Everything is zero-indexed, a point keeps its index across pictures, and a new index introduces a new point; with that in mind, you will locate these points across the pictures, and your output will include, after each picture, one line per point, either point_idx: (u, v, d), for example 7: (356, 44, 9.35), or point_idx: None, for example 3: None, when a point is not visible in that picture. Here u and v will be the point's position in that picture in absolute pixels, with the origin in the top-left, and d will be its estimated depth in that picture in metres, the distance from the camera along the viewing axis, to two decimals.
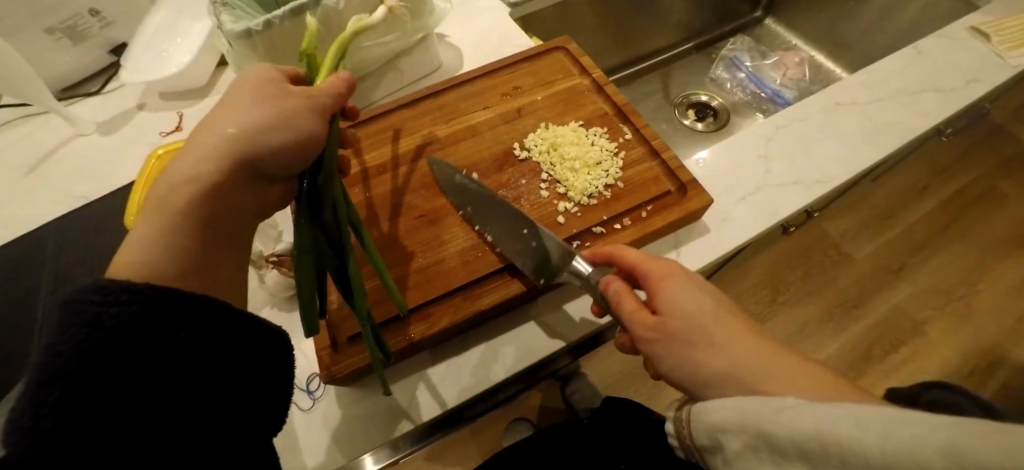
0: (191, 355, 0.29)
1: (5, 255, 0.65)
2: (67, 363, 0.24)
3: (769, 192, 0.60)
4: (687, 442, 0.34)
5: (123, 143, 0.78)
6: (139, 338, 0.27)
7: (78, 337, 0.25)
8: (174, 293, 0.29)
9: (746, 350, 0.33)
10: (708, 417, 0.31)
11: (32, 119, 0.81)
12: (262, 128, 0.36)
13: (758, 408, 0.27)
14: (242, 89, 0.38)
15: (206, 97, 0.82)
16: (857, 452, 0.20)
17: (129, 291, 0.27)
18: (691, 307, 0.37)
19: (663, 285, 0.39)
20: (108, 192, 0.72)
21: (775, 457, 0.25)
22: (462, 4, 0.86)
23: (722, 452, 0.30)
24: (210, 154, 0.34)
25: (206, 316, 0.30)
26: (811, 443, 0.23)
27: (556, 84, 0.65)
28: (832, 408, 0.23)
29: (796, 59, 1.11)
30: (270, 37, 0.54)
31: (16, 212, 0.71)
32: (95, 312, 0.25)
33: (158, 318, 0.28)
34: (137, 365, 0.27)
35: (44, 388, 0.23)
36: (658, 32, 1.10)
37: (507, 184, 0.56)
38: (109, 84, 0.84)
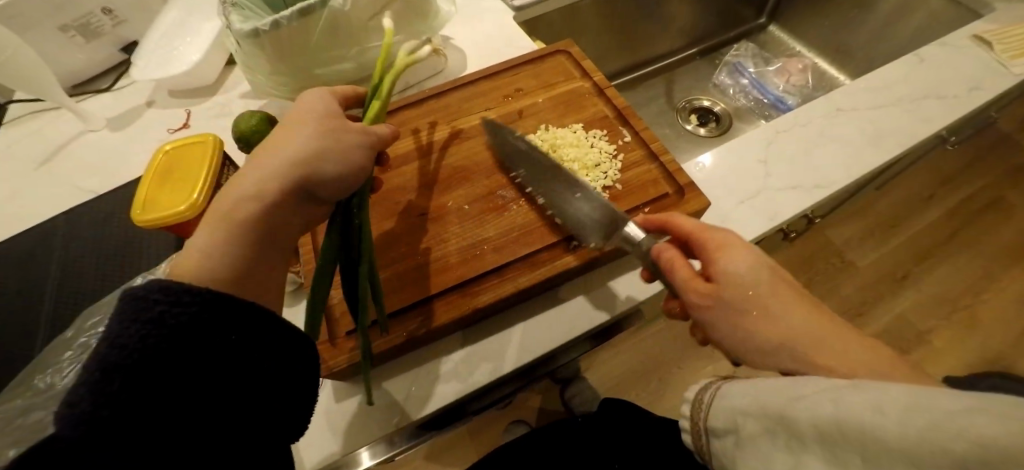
0: (238, 359, 0.28)
1: (17, 246, 0.67)
2: (127, 356, 0.23)
3: (769, 195, 0.61)
4: (700, 426, 0.37)
5: (132, 139, 0.79)
6: (194, 341, 0.26)
7: (141, 333, 0.24)
8: (232, 296, 0.28)
9: (798, 318, 0.35)
10: (730, 402, 0.34)
11: (44, 114, 0.83)
12: (323, 159, 0.34)
13: (779, 399, 0.29)
14: (296, 114, 0.36)
15: (214, 94, 0.84)
16: (872, 438, 0.21)
17: (191, 291, 0.26)
18: (745, 275, 0.38)
19: (718, 254, 0.40)
20: (116, 186, 0.73)
21: (789, 443, 0.27)
22: (467, 7, 0.87)
23: (736, 436, 0.32)
24: (269, 176, 0.32)
25: (257, 321, 0.30)
26: (831, 430, 0.24)
27: (557, 86, 0.66)
28: (854, 395, 0.24)
29: (800, 65, 1.11)
30: (278, 36, 0.55)
31: (26, 205, 0.73)
32: (159, 310, 0.25)
33: (213, 320, 0.27)
34: (188, 365, 0.26)
35: (104, 377, 0.23)
36: (662, 37, 1.11)
37: (507, 184, 0.56)
38: (119, 81, 0.86)
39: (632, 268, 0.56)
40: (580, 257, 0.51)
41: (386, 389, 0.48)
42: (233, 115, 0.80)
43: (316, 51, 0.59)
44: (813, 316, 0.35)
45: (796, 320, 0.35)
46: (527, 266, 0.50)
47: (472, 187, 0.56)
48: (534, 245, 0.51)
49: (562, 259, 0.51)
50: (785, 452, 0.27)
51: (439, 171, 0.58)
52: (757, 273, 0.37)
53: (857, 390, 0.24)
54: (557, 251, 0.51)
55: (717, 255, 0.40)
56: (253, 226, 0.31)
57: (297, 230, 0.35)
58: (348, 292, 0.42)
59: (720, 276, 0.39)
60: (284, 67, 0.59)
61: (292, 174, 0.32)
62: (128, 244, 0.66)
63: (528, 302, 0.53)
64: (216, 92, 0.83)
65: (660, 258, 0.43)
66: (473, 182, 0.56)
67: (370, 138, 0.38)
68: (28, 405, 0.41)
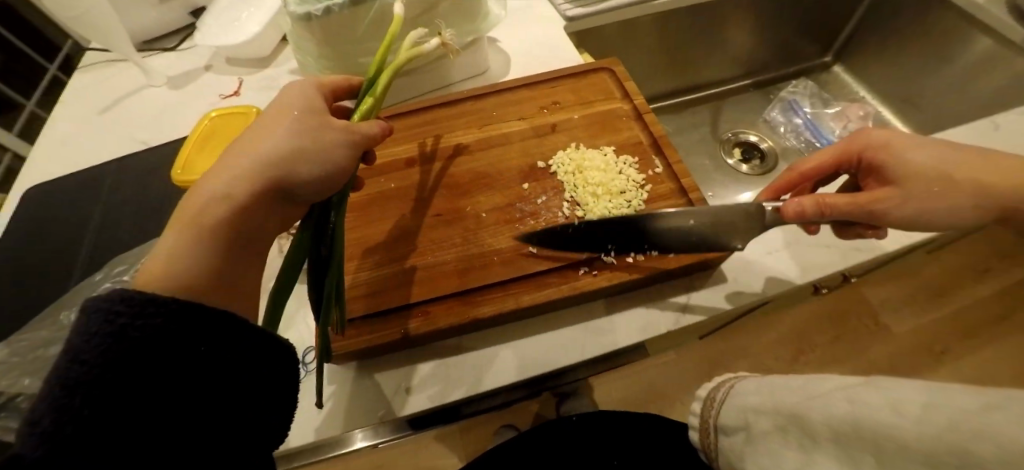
0: (207, 371, 0.28)
1: (73, 184, 0.73)
2: (89, 371, 0.23)
3: (802, 247, 0.57)
4: (709, 424, 0.47)
5: (186, 99, 0.84)
6: (159, 353, 0.26)
7: (101, 347, 0.24)
8: (197, 305, 0.28)
9: (973, 172, 0.44)
10: (743, 401, 0.41)
11: (116, 65, 0.90)
12: (301, 156, 0.35)
13: (794, 401, 0.34)
14: (276, 109, 0.37)
15: (267, 66, 0.87)
16: (888, 436, 0.25)
17: (154, 302, 0.26)
18: (919, 162, 0.46)
19: (884, 156, 0.48)
20: (165, 142, 0.78)
21: (801, 440, 0.32)
22: (520, 14, 0.88)
23: (745, 431, 0.39)
24: (243, 175, 0.32)
25: (229, 330, 0.29)
26: (847, 429, 0.28)
27: (596, 105, 0.65)
28: (866, 394, 0.28)
29: (861, 112, 1.04)
30: (328, 22, 0.56)
31: (86, 147, 0.79)
32: (121, 323, 0.25)
33: (179, 331, 0.27)
34: (155, 379, 0.26)
35: (67, 394, 0.22)
36: (715, 65, 1.07)
37: (525, 197, 0.55)
38: (184, 43, 0.91)
39: (648, 303, 0.52)
40: (588, 284, 0.48)
41: (376, 381, 0.49)
42: (280, 89, 0.83)
43: (362, 41, 0.60)
44: (983, 167, 0.45)
45: (974, 173, 0.44)
46: (533, 284, 0.49)
47: (493, 195, 0.56)
48: (545, 264, 0.50)
49: (570, 284, 0.49)
50: (797, 447, 0.32)
51: (463, 175, 0.58)
52: (933, 157, 0.45)
53: (868, 389, 0.29)
54: (565, 274, 0.49)
55: (882, 158, 0.48)
56: (227, 224, 0.31)
57: (273, 234, 0.36)
58: (314, 293, 0.42)
59: (894, 173, 0.47)
60: (330, 51, 0.61)
61: (269, 171, 0.33)
62: (164, 197, 0.70)
63: (530, 320, 0.51)
64: (267, 65, 0.87)
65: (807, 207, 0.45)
66: (493, 190, 0.56)
67: (355, 137, 0.38)
68: (51, 338, 0.45)
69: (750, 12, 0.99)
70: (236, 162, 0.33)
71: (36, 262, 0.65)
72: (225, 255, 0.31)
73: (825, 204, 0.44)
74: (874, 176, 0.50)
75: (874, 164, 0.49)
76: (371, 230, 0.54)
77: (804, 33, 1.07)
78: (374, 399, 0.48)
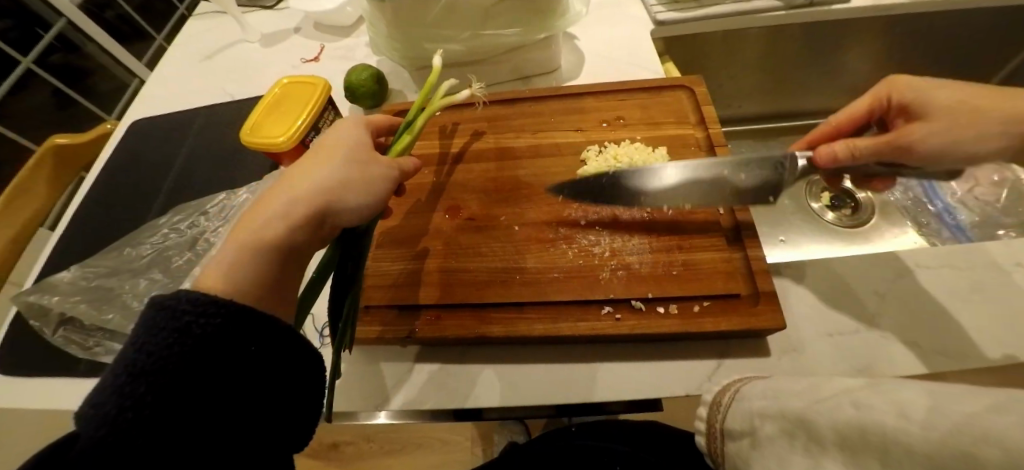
0: (257, 371, 0.29)
1: (170, 123, 0.81)
2: (153, 362, 0.25)
3: (887, 341, 0.45)
4: (716, 429, 0.36)
5: (272, 57, 0.89)
6: (214, 352, 0.27)
7: (168, 341, 0.26)
8: (253, 310, 0.29)
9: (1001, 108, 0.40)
10: (750, 404, 0.32)
11: (223, 17, 0.98)
12: (347, 187, 0.37)
13: (810, 395, 0.26)
14: (330, 144, 0.40)
15: (348, 35, 0.90)
16: (892, 441, 0.18)
17: (217, 303, 0.28)
18: (951, 97, 0.41)
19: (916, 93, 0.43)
20: (247, 95, 0.83)
21: (808, 446, 0.24)
22: (607, 14, 0.82)
23: (752, 437, 0.30)
24: (300, 199, 0.35)
25: (276, 333, 0.30)
26: (851, 431, 0.21)
27: (663, 127, 0.59)
28: (874, 394, 0.21)
29: (995, 177, 0.82)
30: (400, 4, 0.56)
31: (184, 89, 0.87)
32: (187, 320, 0.26)
33: (234, 332, 0.28)
34: (212, 374, 0.27)
35: (132, 381, 0.24)
36: (823, 91, 0.93)
37: (563, 218, 0.52)
38: (281, 4, 0.97)
39: (676, 360, 0.46)
40: (609, 327, 0.45)
41: (381, 369, 0.49)
42: (355, 59, 0.85)
43: (429, 27, 0.59)
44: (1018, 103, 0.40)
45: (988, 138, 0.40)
46: (560, 311, 0.46)
47: (531, 208, 0.53)
48: (566, 294, 0.47)
49: (591, 322, 0.45)
50: (803, 456, 0.24)
51: (506, 181, 0.56)
52: (965, 93, 0.41)
53: (877, 388, 0.21)
54: (587, 311, 0.46)
55: (911, 97, 0.44)
56: (279, 242, 0.33)
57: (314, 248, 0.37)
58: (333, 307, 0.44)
59: (918, 111, 0.43)
60: (397, 34, 0.61)
61: (320, 200, 0.35)
62: (236, 147, 0.75)
63: (547, 347, 0.48)
64: (348, 35, 0.89)
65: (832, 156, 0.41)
66: (533, 204, 0.54)
67: (393, 171, 0.42)
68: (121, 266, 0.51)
69: (879, 35, 0.84)
70: (291, 186, 0.35)
71: (128, 188, 0.74)
72: (274, 272, 0.33)
73: (857, 146, 0.41)
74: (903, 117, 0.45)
75: (905, 105, 0.44)
76: (403, 221, 0.55)
77: (944, 68, 0.89)
78: (375, 388, 0.48)
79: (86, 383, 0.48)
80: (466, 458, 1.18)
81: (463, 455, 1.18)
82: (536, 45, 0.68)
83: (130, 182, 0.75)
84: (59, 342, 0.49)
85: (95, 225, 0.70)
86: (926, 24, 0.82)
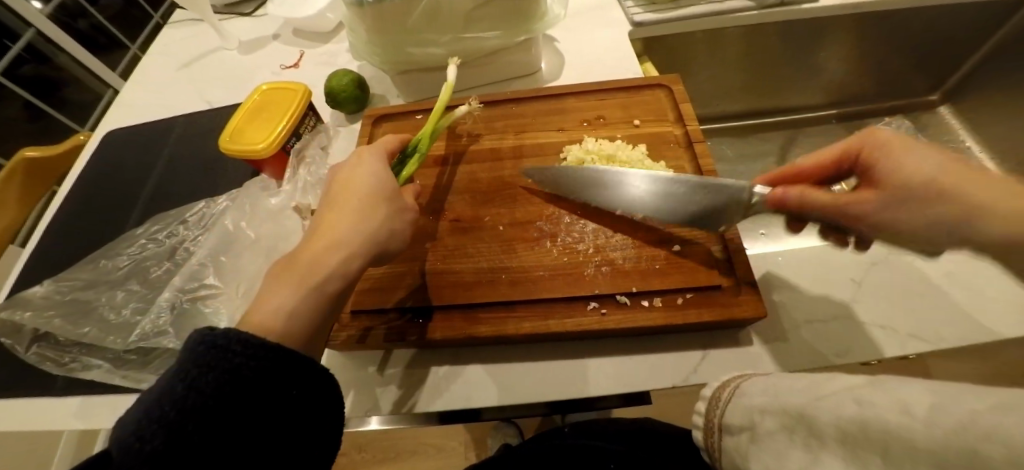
0: (294, 413, 0.31)
1: (147, 132, 0.80)
2: (202, 400, 0.27)
3: (862, 326, 0.47)
4: (714, 423, 0.36)
5: (251, 64, 0.88)
6: (258, 393, 0.29)
7: (218, 381, 0.28)
8: (296, 353, 0.32)
9: (991, 192, 0.32)
10: (750, 399, 0.32)
11: (199, 24, 0.97)
12: (387, 241, 0.42)
13: (810, 392, 0.26)
14: (363, 190, 0.42)
15: (329, 41, 0.89)
16: (897, 438, 0.19)
17: (265, 346, 0.30)
18: (921, 165, 0.36)
19: (884, 155, 0.38)
20: (226, 102, 0.82)
21: (807, 441, 0.24)
22: (586, 16, 0.84)
23: (751, 431, 0.30)
24: (351, 251, 0.38)
25: (314, 376, 0.32)
26: (852, 427, 0.21)
27: (643, 125, 0.60)
28: (877, 391, 0.21)
29: None
30: (381, 9, 0.56)
31: (162, 97, 0.86)
32: (237, 361, 0.29)
33: (278, 375, 0.30)
34: (253, 415, 0.29)
35: (182, 417, 0.27)
36: (798, 89, 0.96)
37: (548, 217, 0.53)
38: (259, 10, 0.96)
39: (662, 352, 0.47)
40: (595, 323, 0.45)
41: (371, 373, 0.49)
42: (336, 64, 0.84)
43: (412, 32, 0.59)
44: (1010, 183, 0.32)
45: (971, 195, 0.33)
46: (547, 310, 0.47)
47: (515, 208, 0.54)
48: (553, 292, 0.47)
49: (575, 318, 0.46)
50: (802, 451, 0.24)
51: (491, 182, 0.56)
52: (937, 163, 0.35)
53: (881, 388, 0.21)
54: (573, 307, 0.47)
55: (878, 156, 0.39)
56: (332, 292, 0.37)
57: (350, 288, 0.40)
58: None
59: (885, 176, 0.38)
60: (378, 40, 0.61)
61: (365, 248, 0.39)
62: (216, 155, 0.74)
63: (536, 345, 0.48)
64: (329, 41, 0.89)
65: (782, 202, 0.42)
66: (517, 203, 0.54)
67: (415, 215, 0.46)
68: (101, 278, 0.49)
69: (848, 35, 0.87)
70: (336, 231, 0.39)
71: (105, 198, 0.72)
72: (320, 315, 0.36)
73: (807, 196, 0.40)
74: (867, 177, 0.40)
75: (870, 163, 0.39)
76: None
77: (911, 65, 0.93)
78: (365, 391, 0.48)
79: (64, 400, 0.46)
80: (458, 462, 1.17)
81: (456, 458, 1.17)
82: (517, 48, 0.68)
83: (106, 192, 0.73)
84: (32, 359, 0.48)
85: (70, 237, 0.68)
86: (891, 24, 0.85)
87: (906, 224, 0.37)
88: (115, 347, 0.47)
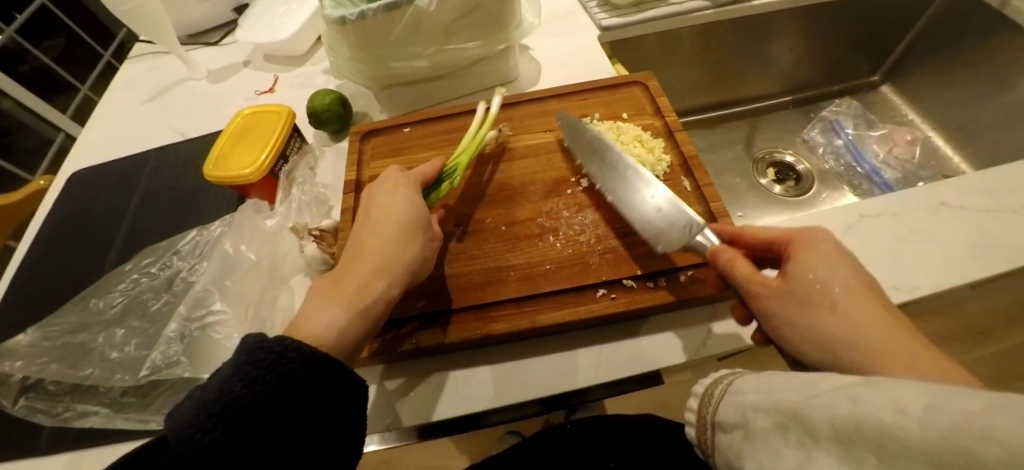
0: (337, 419, 0.34)
1: (116, 170, 0.77)
2: (258, 398, 0.29)
3: None
4: (707, 420, 0.35)
5: (222, 92, 0.86)
6: (308, 396, 0.32)
7: (274, 383, 0.30)
8: (342, 363, 0.34)
9: (862, 329, 0.32)
10: (742, 397, 0.31)
11: (162, 57, 0.94)
12: (423, 267, 0.44)
13: (798, 393, 0.26)
14: (403, 219, 0.44)
15: (302, 63, 0.89)
16: (891, 438, 0.18)
17: (316, 355, 0.33)
18: (826, 277, 0.35)
19: (802, 254, 0.38)
20: (200, 132, 0.80)
21: (801, 439, 0.24)
22: (555, 23, 0.88)
23: (745, 429, 0.29)
24: (393, 276, 0.41)
25: (355, 385, 0.35)
26: (848, 426, 0.20)
27: (625, 119, 0.63)
28: (872, 391, 0.20)
29: (908, 136, 0.94)
30: (363, 27, 0.57)
31: (129, 133, 0.83)
32: (291, 367, 0.31)
33: (326, 381, 0.33)
34: (297, 419, 0.31)
35: (240, 416, 0.28)
36: (755, 80, 1.03)
37: (547, 213, 0.54)
38: (226, 38, 0.95)
39: (671, 332, 0.49)
40: (606, 307, 0.47)
41: (385, 389, 0.48)
42: (313, 86, 0.84)
43: (393, 47, 0.60)
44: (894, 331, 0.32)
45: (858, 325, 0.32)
46: (557, 302, 0.48)
47: (515, 208, 0.55)
48: (562, 283, 0.48)
49: (586, 306, 0.47)
50: (795, 449, 0.24)
51: (486, 185, 0.58)
52: (840, 275, 0.35)
53: (874, 386, 0.21)
54: (583, 295, 0.48)
55: (797, 255, 0.38)
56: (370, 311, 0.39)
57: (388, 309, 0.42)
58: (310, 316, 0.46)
59: (790, 275, 0.37)
60: (359, 57, 0.61)
61: (404, 275, 0.42)
62: (195, 185, 0.72)
63: (549, 339, 0.49)
64: (302, 64, 0.88)
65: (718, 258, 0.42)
66: (517, 203, 0.55)
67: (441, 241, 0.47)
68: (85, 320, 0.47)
69: (793, 27, 0.94)
70: (381, 257, 0.41)
71: (76, 241, 0.69)
72: (366, 332, 0.39)
73: (734, 262, 0.41)
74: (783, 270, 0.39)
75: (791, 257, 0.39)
76: None
77: (852, 50, 1.01)
78: (384, 406, 0.47)
79: (55, 454, 0.43)
80: None
81: None
82: (495, 57, 0.71)
83: (76, 236, 0.70)
84: (20, 412, 0.45)
85: (38, 286, 0.64)
86: (829, 15, 0.93)
87: (780, 325, 0.36)
88: (123, 384, 0.45)
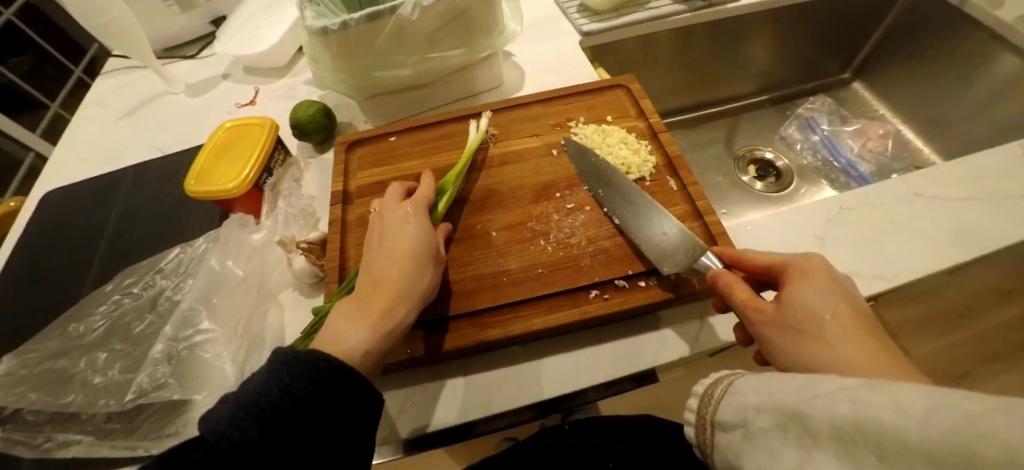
0: (361, 426, 0.34)
1: (93, 189, 0.74)
2: (291, 401, 0.31)
3: None
4: (706, 420, 0.35)
5: (202, 105, 0.85)
6: (333, 405, 0.33)
7: (305, 389, 0.32)
8: (366, 377, 0.35)
9: (856, 356, 0.31)
10: (742, 398, 0.31)
11: (138, 71, 0.92)
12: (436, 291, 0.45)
13: (797, 394, 0.26)
14: (416, 248, 0.45)
15: (283, 75, 0.88)
16: (892, 438, 0.18)
17: (345, 366, 0.34)
18: (821, 304, 0.35)
19: (799, 280, 0.37)
20: (179, 148, 0.79)
21: (800, 439, 0.24)
22: (537, 29, 0.89)
23: (745, 429, 0.30)
24: (412, 302, 0.42)
25: (379, 398, 0.36)
26: (849, 428, 0.21)
27: (610, 122, 0.64)
28: (875, 392, 0.21)
29: (881, 130, 0.98)
30: (346, 37, 0.56)
31: (105, 150, 0.81)
32: (321, 376, 0.33)
33: (352, 392, 0.34)
34: (325, 424, 0.32)
35: (275, 418, 0.30)
36: (732, 80, 1.05)
37: (537, 217, 0.55)
38: (203, 51, 0.94)
39: (663, 330, 0.49)
40: (599, 308, 0.47)
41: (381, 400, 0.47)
42: (295, 97, 0.83)
43: (377, 57, 0.60)
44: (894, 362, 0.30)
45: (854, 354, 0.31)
46: (550, 306, 0.48)
47: (504, 213, 0.55)
48: (556, 286, 0.49)
49: (579, 308, 0.48)
50: (796, 449, 0.24)
51: (475, 191, 0.58)
52: (835, 302, 0.34)
53: (876, 388, 0.21)
54: (576, 298, 0.48)
55: (793, 281, 0.37)
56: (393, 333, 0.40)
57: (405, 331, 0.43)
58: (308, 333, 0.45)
59: (784, 301, 0.36)
60: (343, 68, 0.61)
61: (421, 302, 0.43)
62: (176, 201, 0.71)
63: (543, 342, 0.50)
64: (284, 75, 0.87)
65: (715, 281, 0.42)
66: (507, 208, 0.56)
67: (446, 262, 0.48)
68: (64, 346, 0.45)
69: (767, 28, 0.97)
70: (395, 282, 0.42)
71: (52, 264, 0.67)
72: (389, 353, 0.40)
73: (730, 285, 0.40)
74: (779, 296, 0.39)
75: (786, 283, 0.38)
76: None
77: (823, 49, 1.04)
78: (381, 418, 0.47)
79: None
80: None
81: None
82: (479, 65, 0.71)
83: (52, 259, 0.67)
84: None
85: (14, 312, 0.62)
86: (800, 16, 0.96)
87: (774, 351, 0.35)
88: (106, 410, 0.44)
